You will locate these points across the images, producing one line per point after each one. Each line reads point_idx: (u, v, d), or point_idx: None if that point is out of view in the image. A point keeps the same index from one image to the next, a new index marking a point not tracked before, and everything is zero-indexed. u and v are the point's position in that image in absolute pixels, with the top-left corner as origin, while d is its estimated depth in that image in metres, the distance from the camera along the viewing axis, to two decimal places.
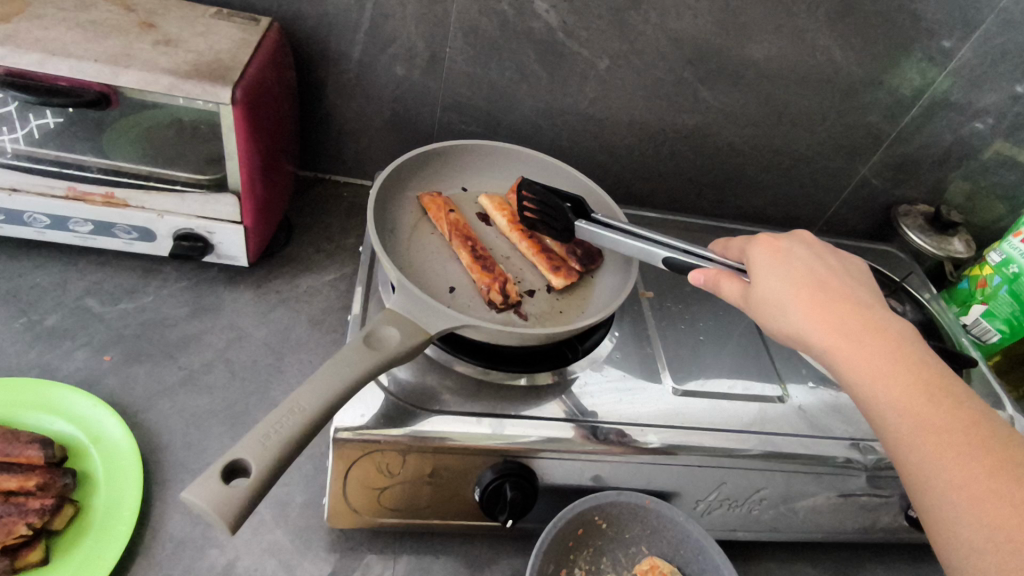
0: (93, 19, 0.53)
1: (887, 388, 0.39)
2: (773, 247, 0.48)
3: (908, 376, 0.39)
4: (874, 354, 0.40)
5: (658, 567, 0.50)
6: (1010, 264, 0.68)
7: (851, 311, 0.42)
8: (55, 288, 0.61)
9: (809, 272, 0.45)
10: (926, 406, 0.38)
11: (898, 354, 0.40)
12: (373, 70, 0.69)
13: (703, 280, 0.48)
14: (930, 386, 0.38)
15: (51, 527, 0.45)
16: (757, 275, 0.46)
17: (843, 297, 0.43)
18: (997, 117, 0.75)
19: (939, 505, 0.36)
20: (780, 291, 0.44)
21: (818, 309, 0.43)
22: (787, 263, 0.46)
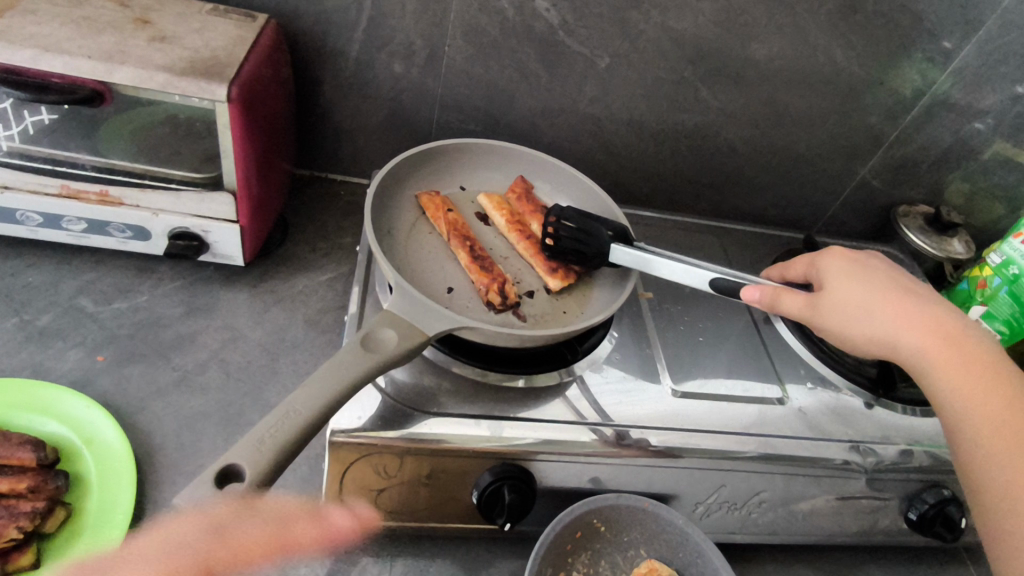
0: (87, 15, 0.53)
1: (962, 386, 0.44)
2: (856, 259, 0.52)
3: (984, 380, 0.44)
4: (954, 358, 0.45)
5: (656, 570, 0.50)
6: (1011, 265, 0.68)
7: (933, 317, 0.47)
8: (48, 287, 0.61)
9: (892, 282, 0.50)
10: (999, 407, 0.42)
11: (975, 358, 0.45)
12: (371, 68, 0.68)
13: (760, 296, 0.51)
14: (1003, 391, 0.43)
15: (43, 530, 0.45)
16: (840, 281, 0.51)
17: (925, 306, 0.48)
18: (998, 118, 0.75)
19: (995, 492, 0.40)
20: (861, 296, 0.49)
21: (901, 314, 0.47)
22: (870, 274, 0.51)
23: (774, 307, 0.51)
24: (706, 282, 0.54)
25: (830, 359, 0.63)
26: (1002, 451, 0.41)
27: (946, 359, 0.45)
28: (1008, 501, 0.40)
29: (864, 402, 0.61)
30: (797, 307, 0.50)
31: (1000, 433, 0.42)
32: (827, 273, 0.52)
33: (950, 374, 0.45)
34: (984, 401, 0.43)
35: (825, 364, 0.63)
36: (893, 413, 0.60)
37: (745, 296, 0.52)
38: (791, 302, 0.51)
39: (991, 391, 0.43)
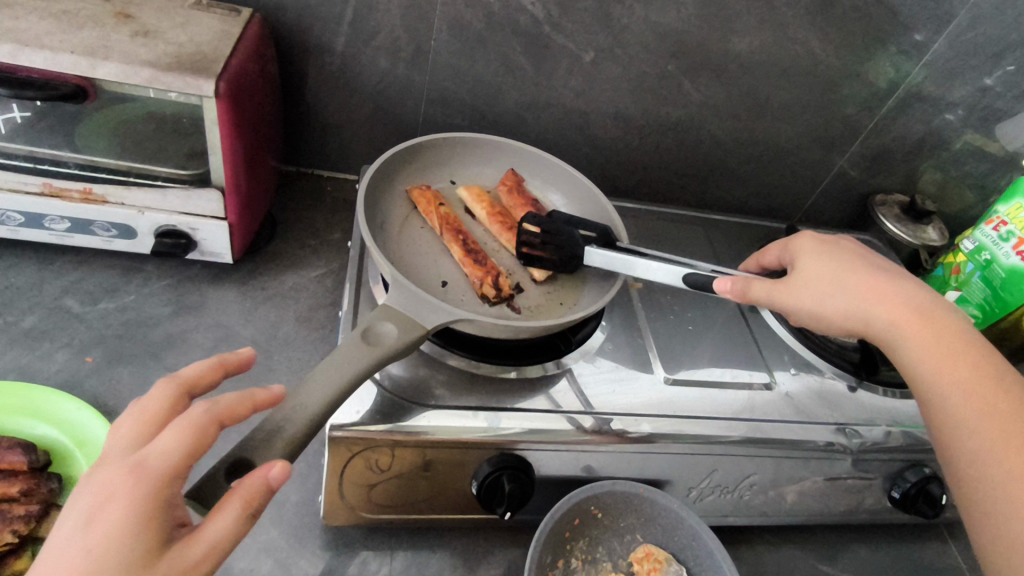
0: (67, 9, 0.51)
1: (934, 357, 0.44)
2: (826, 239, 0.53)
3: (954, 350, 0.44)
4: (924, 329, 0.45)
5: (652, 554, 0.51)
6: (983, 252, 0.71)
7: (903, 292, 0.48)
8: (31, 288, 0.59)
9: (863, 260, 0.50)
10: (971, 376, 0.43)
11: (946, 330, 0.45)
12: (356, 62, 0.68)
13: (731, 288, 0.50)
14: (972, 359, 0.43)
15: (38, 534, 0.46)
16: (812, 260, 0.51)
17: (894, 281, 0.48)
18: (968, 109, 0.77)
19: (971, 460, 0.40)
20: (829, 272, 0.49)
21: (873, 288, 0.47)
22: (841, 252, 0.51)
23: (745, 297, 0.50)
24: (680, 278, 0.53)
25: (814, 345, 0.65)
26: (978, 418, 0.41)
27: (918, 331, 0.45)
28: (986, 468, 0.39)
29: (847, 385, 0.63)
30: (768, 292, 0.49)
31: (974, 401, 0.42)
32: (799, 253, 0.52)
33: (923, 346, 0.45)
34: (957, 371, 0.43)
35: (809, 350, 0.65)
36: (874, 395, 0.62)
37: (717, 288, 0.51)
38: (760, 287, 0.50)
39: (962, 360, 0.43)
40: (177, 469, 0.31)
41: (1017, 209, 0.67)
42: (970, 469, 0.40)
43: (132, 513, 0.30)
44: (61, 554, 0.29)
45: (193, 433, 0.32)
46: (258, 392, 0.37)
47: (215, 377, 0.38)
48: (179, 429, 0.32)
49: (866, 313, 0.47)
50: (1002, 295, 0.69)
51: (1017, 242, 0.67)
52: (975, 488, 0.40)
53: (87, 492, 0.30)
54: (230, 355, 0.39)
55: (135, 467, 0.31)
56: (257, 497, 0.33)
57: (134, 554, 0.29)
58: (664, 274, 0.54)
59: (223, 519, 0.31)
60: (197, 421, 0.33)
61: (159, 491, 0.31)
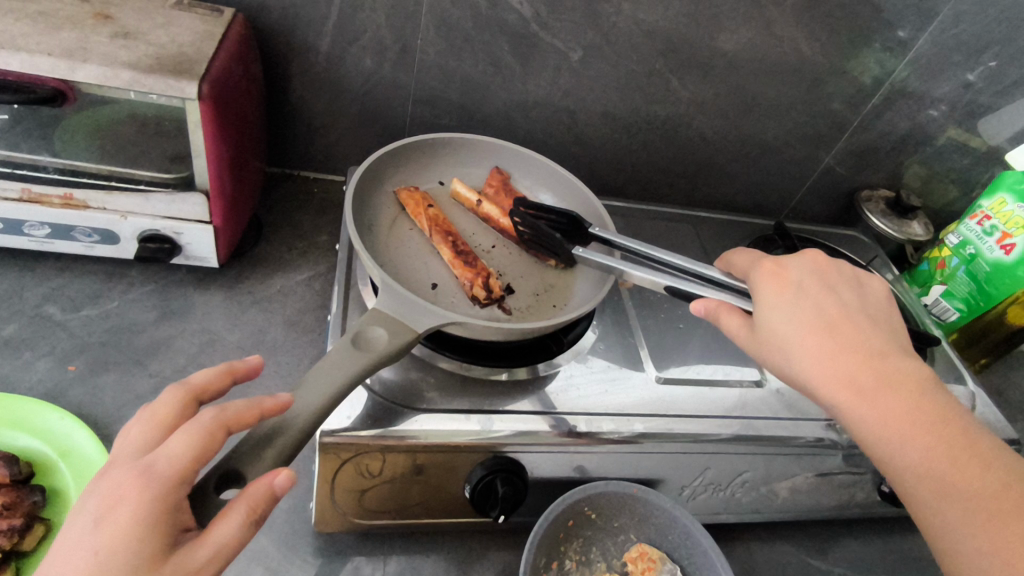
0: (44, 11, 0.50)
1: (905, 437, 0.40)
2: (781, 280, 0.48)
3: (923, 426, 0.40)
4: (890, 403, 0.41)
5: (647, 553, 0.51)
6: (967, 246, 0.71)
7: (862, 355, 0.43)
8: (11, 296, 0.58)
9: (819, 311, 0.45)
10: (944, 456, 0.39)
11: (912, 398, 0.41)
12: (342, 62, 0.67)
13: (704, 311, 0.49)
14: (942, 433, 0.40)
15: (21, 548, 0.44)
16: (767, 316, 0.46)
17: (853, 339, 0.44)
18: (951, 105, 0.78)
19: (962, 557, 0.37)
20: (787, 337, 0.44)
21: (827, 355, 0.43)
22: (798, 298, 0.46)
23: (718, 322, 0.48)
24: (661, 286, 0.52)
25: None
26: (959, 508, 0.38)
27: (883, 408, 0.41)
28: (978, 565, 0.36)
29: None
30: (737, 326, 0.47)
31: (952, 487, 0.38)
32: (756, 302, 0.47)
33: (891, 425, 0.40)
34: (929, 453, 0.39)
35: None
36: None
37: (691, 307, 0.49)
38: (730, 322, 0.47)
39: (934, 435, 0.40)
40: (184, 473, 0.32)
41: (1000, 204, 0.68)
42: (962, 564, 0.37)
43: (139, 516, 0.30)
44: (71, 554, 0.29)
45: (201, 438, 0.33)
46: (267, 401, 0.36)
47: (225, 384, 0.38)
48: (185, 435, 0.33)
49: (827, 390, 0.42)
50: (987, 288, 0.70)
51: (1002, 236, 0.68)
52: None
53: (98, 494, 0.31)
54: (239, 362, 0.40)
55: (142, 471, 0.31)
56: (262, 504, 0.33)
57: (140, 556, 0.29)
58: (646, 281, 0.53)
59: (228, 525, 0.32)
60: (202, 427, 0.33)
61: (167, 494, 0.31)
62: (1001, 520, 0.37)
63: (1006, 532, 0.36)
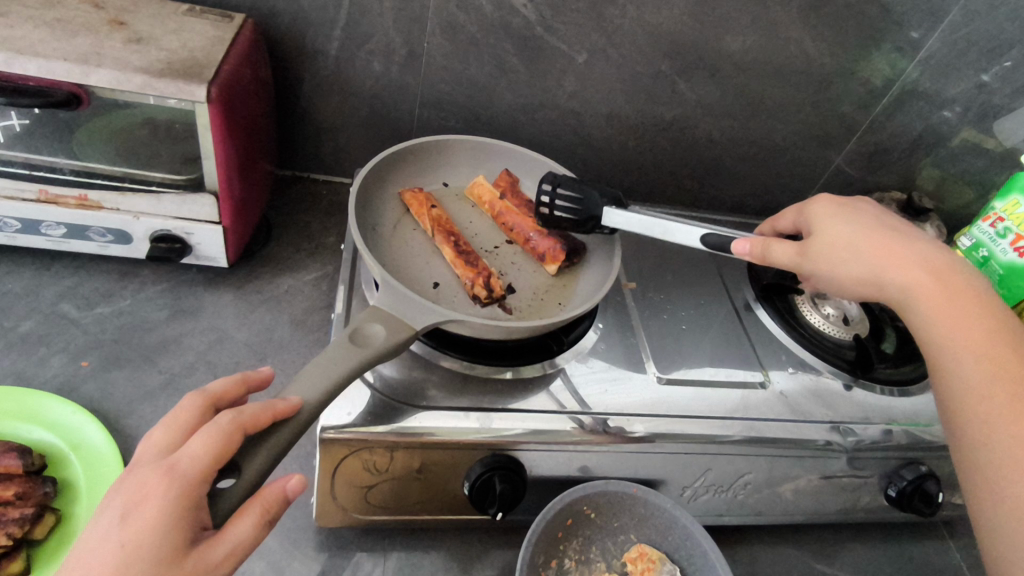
0: (61, 17, 0.52)
1: (949, 320, 0.42)
2: (838, 203, 0.50)
3: (971, 315, 0.42)
4: (941, 290, 0.43)
5: (646, 554, 0.51)
6: (980, 249, 0.71)
7: (924, 256, 0.45)
8: (28, 294, 0.60)
9: (880, 222, 0.48)
10: (988, 345, 0.41)
11: (963, 292, 0.43)
12: (350, 66, 0.68)
13: (750, 249, 0.50)
14: (987, 320, 0.42)
15: (32, 537, 0.45)
16: (827, 222, 0.49)
17: (913, 243, 0.46)
18: (965, 106, 0.77)
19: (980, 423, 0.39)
20: (848, 234, 0.47)
21: (887, 250, 0.45)
22: (860, 214, 0.49)
23: (765, 259, 0.49)
24: (699, 239, 0.54)
25: (810, 343, 0.65)
26: (988, 382, 0.40)
27: (934, 295, 0.43)
28: (991, 433, 0.38)
29: (844, 384, 0.62)
30: (788, 256, 0.48)
31: (986, 364, 0.40)
32: (814, 218, 0.50)
33: (936, 310, 0.43)
34: (971, 334, 0.42)
35: (801, 348, 0.65)
36: (872, 393, 0.62)
37: (735, 250, 0.50)
38: (781, 252, 0.48)
39: (979, 323, 0.42)
40: (206, 472, 0.32)
41: (1013, 205, 0.67)
42: (976, 434, 0.39)
43: (164, 513, 0.31)
44: (96, 549, 0.30)
45: (221, 439, 0.33)
46: (278, 404, 0.37)
47: (239, 392, 0.40)
48: (204, 436, 0.33)
49: (879, 279, 0.45)
50: (1001, 290, 0.68)
51: (1015, 238, 0.67)
52: (974, 453, 0.39)
53: (123, 491, 0.31)
54: (251, 373, 0.41)
55: (167, 470, 0.32)
56: (275, 505, 0.35)
57: (162, 553, 0.30)
58: (681, 233, 0.55)
59: (244, 523, 0.33)
60: (221, 429, 0.34)
61: (190, 493, 0.32)
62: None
63: None
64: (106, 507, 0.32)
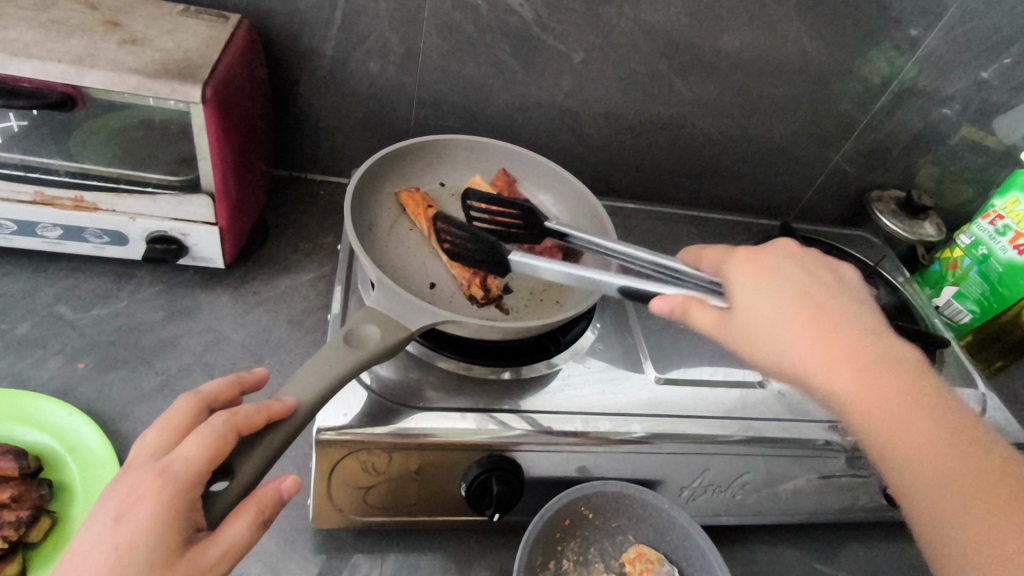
0: (55, 19, 0.52)
1: (897, 424, 0.37)
2: (758, 265, 0.45)
3: (914, 410, 0.37)
4: (876, 378, 0.38)
5: (644, 554, 0.51)
6: (979, 246, 0.71)
7: (846, 340, 0.40)
8: (25, 296, 0.60)
9: (797, 290, 0.43)
10: (939, 447, 0.36)
11: (900, 383, 0.38)
12: (346, 66, 0.68)
13: (669, 308, 0.44)
14: (936, 414, 0.37)
15: (27, 540, 0.45)
16: (742, 292, 0.44)
17: (835, 323, 0.41)
18: (964, 103, 0.77)
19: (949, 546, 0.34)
20: (770, 317, 0.42)
21: (813, 336, 0.40)
22: (772, 285, 0.43)
23: (686, 321, 0.44)
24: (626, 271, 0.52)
25: None
26: (948, 496, 0.34)
27: (869, 390, 0.38)
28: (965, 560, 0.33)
29: None
30: (711, 327, 0.43)
31: (944, 472, 0.35)
32: (730, 286, 0.45)
33: (874, 408, 0.37)
34: (920, 434, 0.36)
35: None
36: None
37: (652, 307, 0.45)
38: (704, 322, 0.43)
39: (924, 420, 0.37)
40: (200, 473, 0.32)
41: (1013, 203, 0.67)
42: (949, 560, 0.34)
43: (157, 514, 0.31)
44: (91, 550, 0.30)
45: (215, 440, 0.33)
46: (273, 404, 0.37)
47: (235, 393, 0.39)
48: (198, 438, 0.33)
49: (813, 369, 0.39)
50: (1000, 289, 0.69)
51: (1015, 236, 0.67)
52: None
53: (117, 492, 0.31)
54: (247, 374, 0.41)
55: (161, 471, 0.32)
56: (270, 506, 0.35)
57: (156, 554, 0.30)
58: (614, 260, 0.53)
59: (239, 524, 0.33)
60: (215, 430, 0.33)
61: (184, 494, 0.32)
62: (998, 511, 0.33)
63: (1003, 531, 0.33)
64: (100, 509, 0.32)
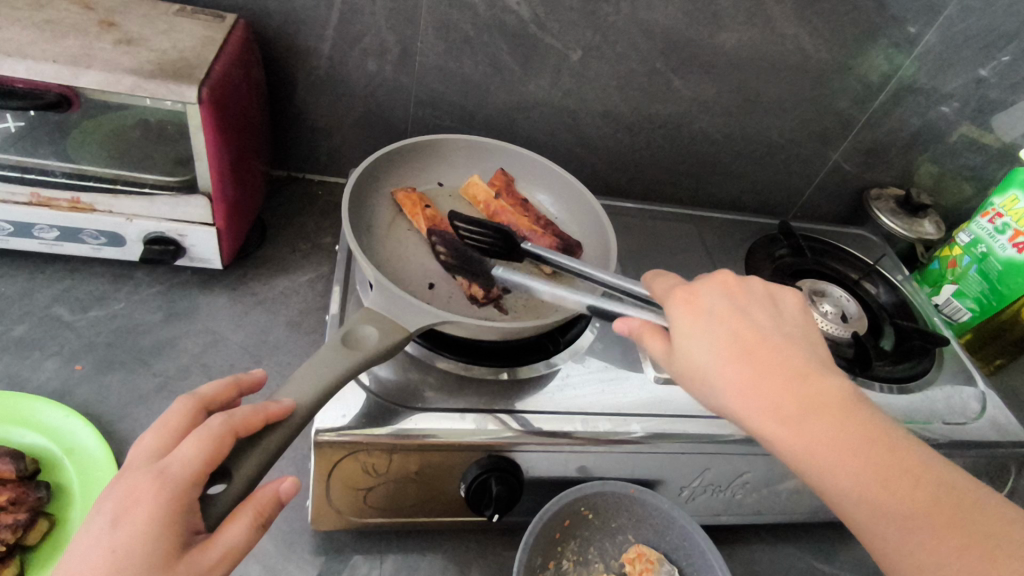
0: (50, 19, 0.52)
1: (840, 473, 0.35)
2: (695, 304, 0.41)
3: (856, 455, 0.35)
4: (824, 431, 0.36)
5: (644, 554, 0.50)
6: (978, 244, 0.71)
7: (782, 385, 0.37)
8: (21, 297, 0.60)
9: (734, 331, 0.39)
10: (885, 490, 0.35)
11: (840, 425, 0.36)
12: (343, 65, 0.68)
13: (628, 331, 0.42)
14: (885, 462, 0.35)
15: (25, 542, 0.45)
16: (682, 339, 0.40)
17: (773, 365, 0.38)
18: (963, 101, 0.77)
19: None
20: (707, 367, 0.39)
21: (751, 386, 0.38)
22: (703, 328, 0.40)
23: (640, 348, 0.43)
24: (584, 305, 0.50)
25: None
26: (901, 539, 0.34)
27: (810, 440, 0.36)
28: None
29: None
30: None
31: (900, 525, 0.34)
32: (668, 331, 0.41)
33: (817, 458, 0.36)
34: (865, 479, 0.35)
35: None
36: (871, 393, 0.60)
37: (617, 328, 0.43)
38: None
39: (868, 463, 0.35)
40: (198, 475, 0.32)
41: (1012, 201, 0.67)
42: None
43: (156, 517, 0.30)
44: (89, 552, 0.30)
45: (212, 442, 0.33)
46: (272, 406, 0.36)
47: (233, 394, 0.39)
48: (195, 439, 0.33)
49: (761, 430, 0.37)
50: (999, 287, 0.69)
51: (1014, 234, 0.67)
52: None
53: (115, 495, 0.31)
54: (245, 375, 0.41)
55: (158, 474, 0.32)
56: (268, 508, 0.35)
57: (155, 557, 0.30)
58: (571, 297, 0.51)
59: (238, 525, 0.33)
60: (213, 432, 0.33)
61: (182, 496, 0.32)
62: (950, 550, 0.33)
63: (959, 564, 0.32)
64: (98, 512, 0.32)
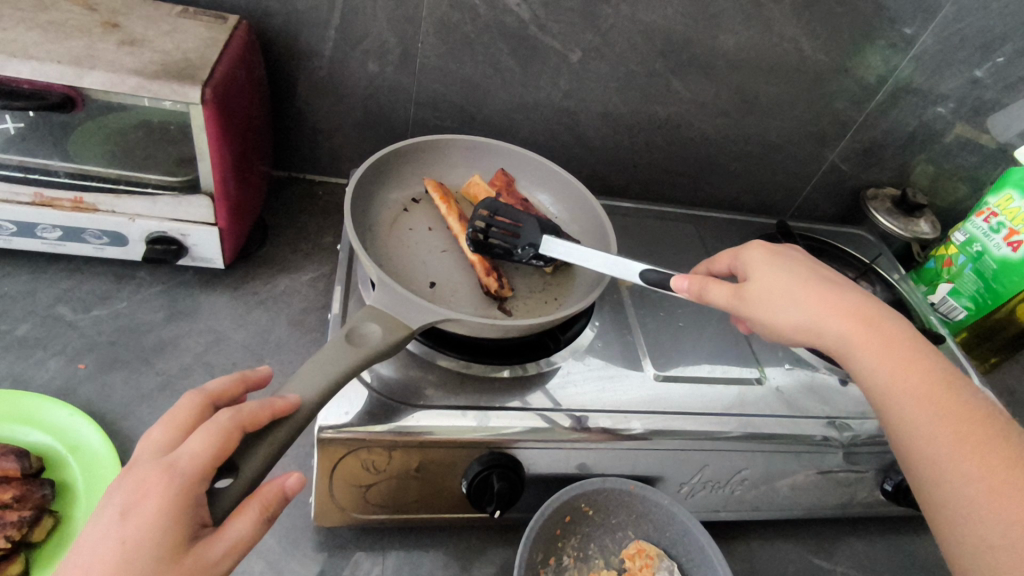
0: (53, 20, 0.52)
1: (890, 367, 0.42)
2: (774, 251, 0.50)
3: (906, 358, 0.42)
4: (881, 347, 0.43)
5: (644, 550, 0.51)
6: (974, 243, 0.71)
7: (850, 301, 0.45)
8: (24, 297, 0.60)
9: (809, 268, 0.47)
10: (926, 385, 0.41)
11: (895, 337, 0.43)
12: (344, 66, 0.68)
13: (688, 287, 0.49)
14: (928, 368, 0.41)
15: (29, 540, 0.45)
16: (761, 269, 0.48)
17: (840, 289, 0.46)
18: (958, 101, 0.77)
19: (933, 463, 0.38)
20: (785, 282, 0.46)
21: (824, 297, 0.45)
22: (785, 263, 0.48)
23: (702, 297, 0.49)
24: (637, 274, 0.52)
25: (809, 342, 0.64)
26: (934, 423, 0.39)
27: (868, 338, 0.43)
28: (946, 475, 0.38)
29: (839, 379, 0.62)
30: (724, 297, 0.47)
31: (933, 410, 0.40)
32: (749, 266, 0.49)
33: (873, 353, 0.42)
34: (908, 376, 0.41)
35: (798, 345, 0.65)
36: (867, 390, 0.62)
37: (675, 286, 0.50)
38: (717, 292, 0.48)
39: (915, 366, 0.42)
40: (205, 470, 0.32)
41: (1007, 200, 0.67)
42: (934, 476, 0.38)
43: (163, 511, 0.31)
44: (96, 547, 0.30)
45: (219, 437, 0.33)
46: (277, 402, 0.37)
47: (238, 391, 0.40)
48: (203, 434, 0.33)
49: (825, 328, 0.44)
50: (994, 286, 0.70)
51: (1008, 233, 0.68)
52: (936, 495, 0.38)
53: (122, 490, 0.31)
54: (251, 371, 0.41)
55: (166, 468, 0.32)
56: (273, 503, 0.35)
57: (162, 551, 0.30)
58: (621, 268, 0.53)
59: (244, 520, 0.33)
60: (220, 427, 0.34)
61: (189, 491, 0.32)
62: (979, 438, 0.38)
63: (980, 449, 0.37)
64: (105, 507, 0.32)
